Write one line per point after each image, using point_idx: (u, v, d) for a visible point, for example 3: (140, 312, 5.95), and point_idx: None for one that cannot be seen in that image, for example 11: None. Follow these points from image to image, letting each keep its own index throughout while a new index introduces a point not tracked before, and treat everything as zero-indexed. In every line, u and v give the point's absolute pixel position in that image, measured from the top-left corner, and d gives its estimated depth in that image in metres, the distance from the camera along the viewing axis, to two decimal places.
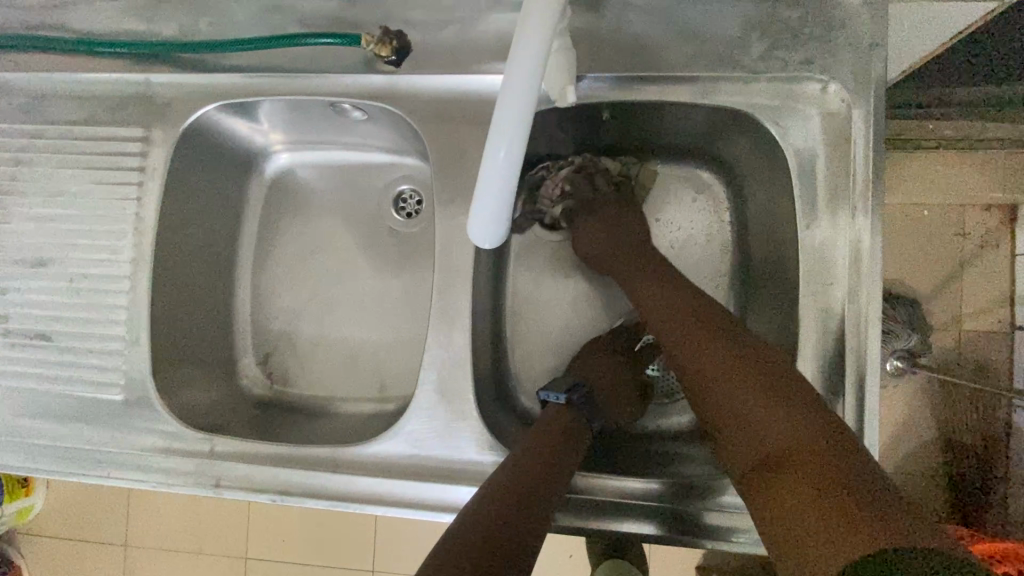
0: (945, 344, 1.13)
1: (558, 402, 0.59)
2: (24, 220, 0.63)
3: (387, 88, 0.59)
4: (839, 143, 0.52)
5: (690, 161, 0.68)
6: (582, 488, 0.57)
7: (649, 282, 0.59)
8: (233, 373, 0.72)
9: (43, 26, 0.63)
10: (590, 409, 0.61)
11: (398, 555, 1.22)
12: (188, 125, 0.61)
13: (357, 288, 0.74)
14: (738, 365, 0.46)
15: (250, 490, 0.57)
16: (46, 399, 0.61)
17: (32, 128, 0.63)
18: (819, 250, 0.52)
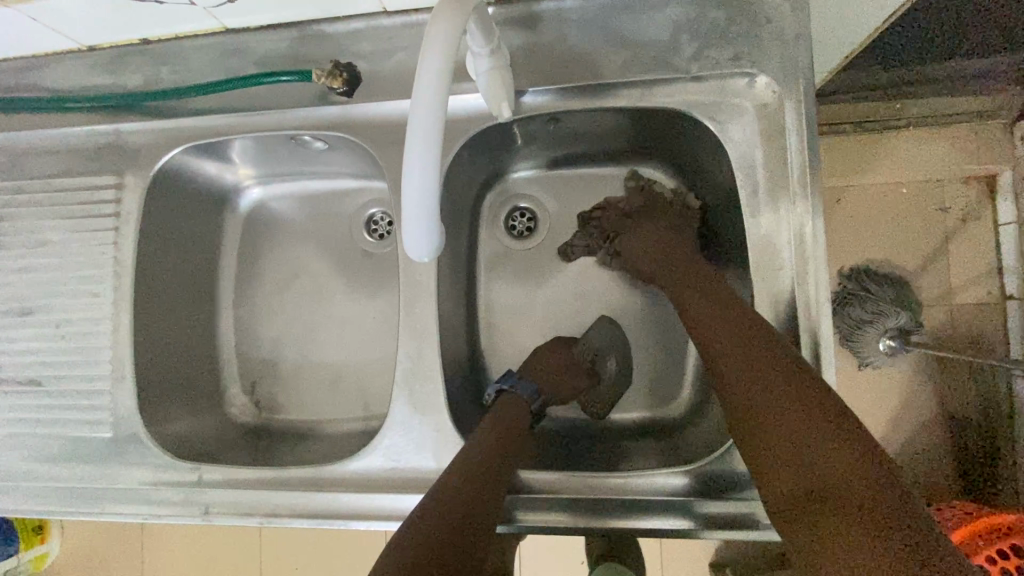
0: (937, 320, 1.13)
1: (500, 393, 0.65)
2: (10, 273, 0.66)
3: (342, 118, 0.61)
4: (775, 133, 0.54)
5: (646, 162, 0.70)
6: (574, 489, 0.56)
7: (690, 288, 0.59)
8: (222, 403, 0.74)
9: (17, 88, 0.66)
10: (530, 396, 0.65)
11: None
12: (160, 167, 0.64)
13: (338, 311, 0.77)
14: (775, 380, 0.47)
15: (239, 515, 0.59)
16: (40, 441, 0.64)
17: (12, 184, 0.67)
18: (767, 237, 0.54)
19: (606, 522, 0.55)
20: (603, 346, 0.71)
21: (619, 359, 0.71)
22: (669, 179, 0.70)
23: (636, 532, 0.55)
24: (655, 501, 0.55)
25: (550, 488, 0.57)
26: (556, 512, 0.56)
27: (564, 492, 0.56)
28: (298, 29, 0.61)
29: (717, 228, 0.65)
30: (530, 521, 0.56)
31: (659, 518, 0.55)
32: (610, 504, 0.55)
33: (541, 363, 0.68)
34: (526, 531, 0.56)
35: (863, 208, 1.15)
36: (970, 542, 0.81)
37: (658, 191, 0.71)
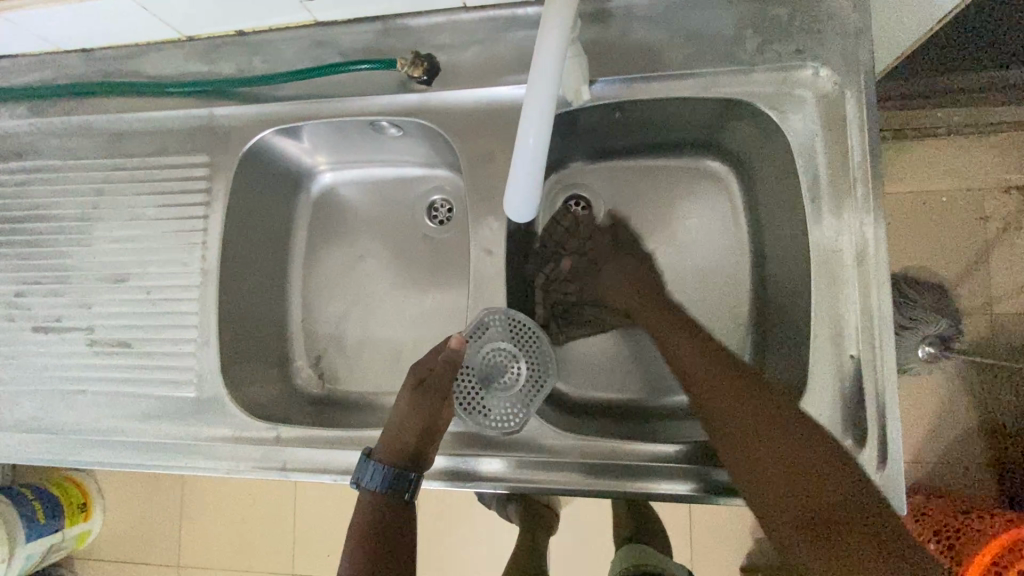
0: (979, 328, 1.13)
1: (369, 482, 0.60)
2: (106, 242, 0.72)
3: (420, 105, 0.66)
4: (835, 123, 0.57)
5: (701, 154, 0.73)
6: (614, 454, 0.60)
7: (676, 334, 0.65)
8: (289, 374, 0.79)
9: (121, 74, 0.72)
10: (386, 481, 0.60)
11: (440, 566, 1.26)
12: (248, 149, 0.70)
13: (399, 292, 0.81)
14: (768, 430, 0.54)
15: (314, 472, 0.62)
16: (128, 399, 0.68)
17: (111, 161, 0.72)
18: (826, 221, 0.57)
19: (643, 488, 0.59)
20: (498, 338, 0.64)
21: (531, 356, 0.65)
22: (722, 171, 0.73)
23: (667, 498, 0.59)
24: (693, 467, 0.59)
25: (583, 454, 0.61)
26: (600, 477, 0.60)
27: (595, 458, 0.60)
28: (382, 23, 0.66)
29: (768, 217, 0.68)
30: (569, 484, 0.60)
31: (693, 484, 0.59)
32: (644, 470, 0.59)
33: (405, 415, 0.61)
34: (558, 492, 0.61)
35: (900, 214, 1.16)
36: (1007, 551, 0.82)
37: (711, 182, 0.74)
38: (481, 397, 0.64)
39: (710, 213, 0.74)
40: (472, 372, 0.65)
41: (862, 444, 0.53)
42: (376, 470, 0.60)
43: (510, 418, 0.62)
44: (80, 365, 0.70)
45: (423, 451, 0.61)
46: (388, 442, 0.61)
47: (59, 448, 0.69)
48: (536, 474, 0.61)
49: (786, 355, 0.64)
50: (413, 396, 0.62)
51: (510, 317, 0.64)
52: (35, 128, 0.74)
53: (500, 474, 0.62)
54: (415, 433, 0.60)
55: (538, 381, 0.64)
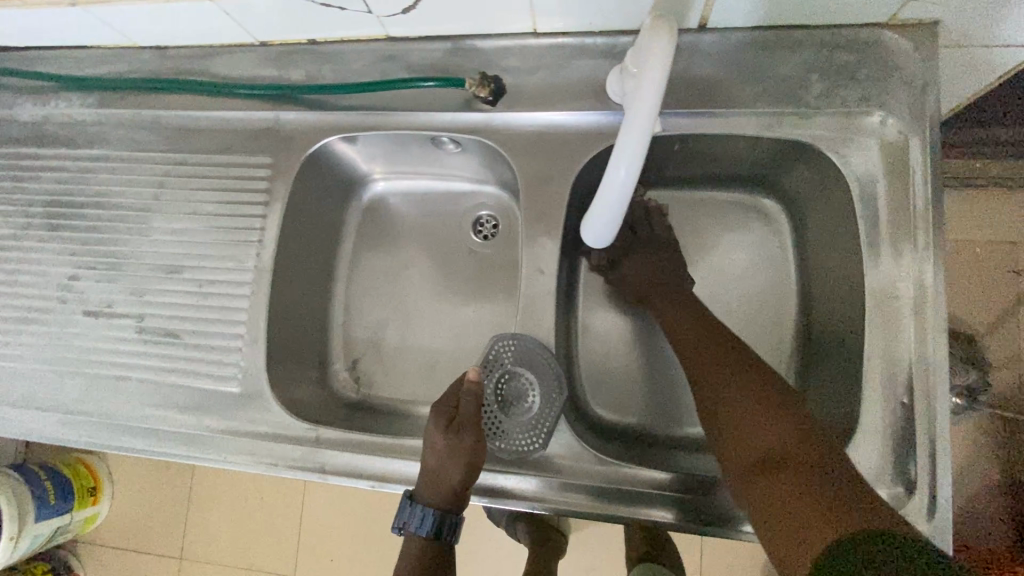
0: (1008, 382, 1.13)
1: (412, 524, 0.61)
2: (163, 233, 0.73)
3: (484, 123, 0.67)
4: (898, 171, 0.58)
5: (751, 190, 0.74)
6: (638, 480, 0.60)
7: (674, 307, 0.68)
8: (326, 375, 0.79)
9: (192, 73, 0.74)
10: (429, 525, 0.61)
11: None
12: (311, 154, 0.71)
13: (440, 303, 0.82)
14: (746, 391, 0.57)
15: (353, 477, 0.63)
16: (171, 389, 0.69)
17: (175, 156, 0.74)
18: (883, 267, 0.57)
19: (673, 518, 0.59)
20: (513, 362, 0.65)
21: (542, 381, 0.64)
22: (772, 208, 0.74)
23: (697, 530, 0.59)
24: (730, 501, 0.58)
25: (607, 480, 0.61)
26: (630, 505, 0.60)
27: (614, 482, 0.60)
28: (453, 42, 0.68)
29: (817, 257, 0.68)
30: (593, 509, 0.60)
31: (724, 517, 0.59)
32: (670, 500, 0.59)
33: (443, 456, 0.60)
34: (579, 514, 0.61)
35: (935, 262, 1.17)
36: None
37: (759, 218, 0.75)
38: (503, 423, 0.64)
39: (756, 249, 0.75)
40: (490, 401, 0.66)
41: (911, 491, 0.53)
42: (426, 516, 0.61)
43: (530, 443, 0.62)
44: (127, 352, 0.71)
45: (466, 489, 0.61)
46: (430, 487, 0.60)
47: (100, 432, 0.70)
48: (562, 495, 0.61)
49: (828, 397, 0.64)
50: (446, 435, 0.60)
51: (517, 340, 0.65)
52: (105, 118, 0.77)
53: (527, 493, 0.62)
54: (459, 473, 0.59)
55: (553, 405, 0.64)
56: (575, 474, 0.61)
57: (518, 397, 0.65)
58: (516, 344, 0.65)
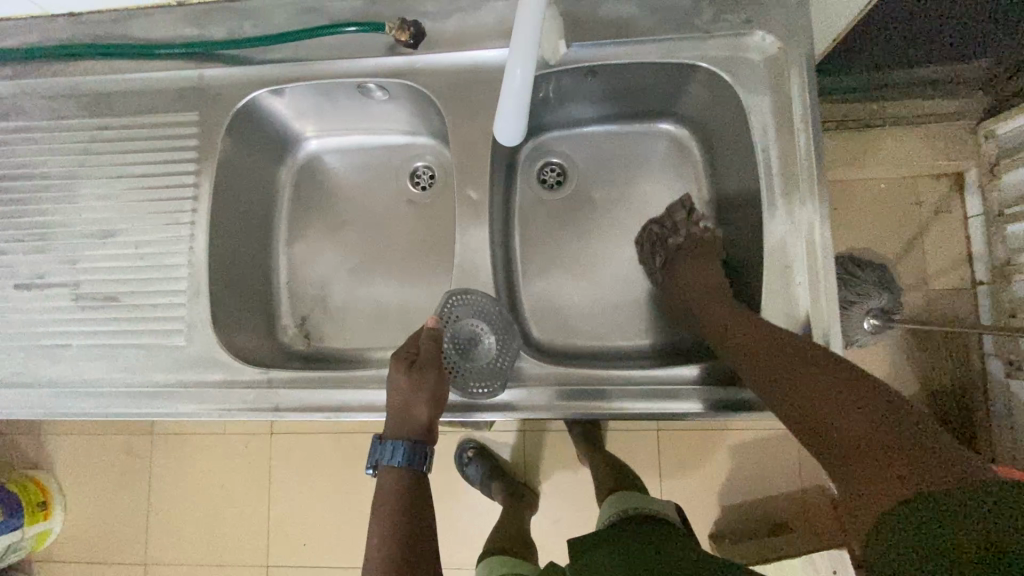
0: (915, 303, 1.29)
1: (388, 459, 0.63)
2: (93, 199, 0.72)
3: (407, 66, 0.70)
4: (780, 83, 0.65)
5: (665, 121, 0.80)
6: (587, 378, 0.66)
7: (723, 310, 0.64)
8: (275, 332, 0.81)
9: (109, 38, 0.74)
10: (407, 458, 0.63)
11: None
12: (239, 109, 0.72)
13: (385, 254, 0.85)
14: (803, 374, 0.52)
15: (309, 411, 0.65)
16: (116, 351, 0.69)
17: (98, 120, 0.74)
18: (775, 169, 0.64)
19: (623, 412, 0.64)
20: (466, 312, 0.68)
21: (497, 326, 0.68)
22: (684, 136, 0.80)
23: (643, 415, 0.64)
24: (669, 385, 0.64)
25: (561, 382, 0.66)
26: (581, 401, 0.65)
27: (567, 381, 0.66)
28: None
29: (726, 175, 0.75)
30: (554, 409, 0.65)
31: (667, 403, 0.64)
32: (623, 394, 0.64)
33: (407, 397, 0.62)
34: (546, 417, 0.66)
35: (849, 203, 1.32)
36: None
37: (675, 146, 0.81)
38: (461, 371, 0.67)
39: (673, 177, 0.81)
40: (448, 349, 0.68)
41: None
42: (396, 448, 0.63)
43: (488, 384, 0.66)
44: (66, 320, 0.71)
45: (433, 422, 0.64)
46: (397, 425, 0.63)
47: (44, 403, 0.69)
48: (524, 401, 0.66)
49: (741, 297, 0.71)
50: (410, 377, 0.62)
51: (468, 293, 0.68)
52: (19, 89, 0.75)
53: (497, 404, 0.66)
54: (424, 409, 0.63)
55: (507, 348, 0.67)
56: (530, 380, 0.67)
57: (472, 348, 0.67)
58: (470, 293, 0.68)
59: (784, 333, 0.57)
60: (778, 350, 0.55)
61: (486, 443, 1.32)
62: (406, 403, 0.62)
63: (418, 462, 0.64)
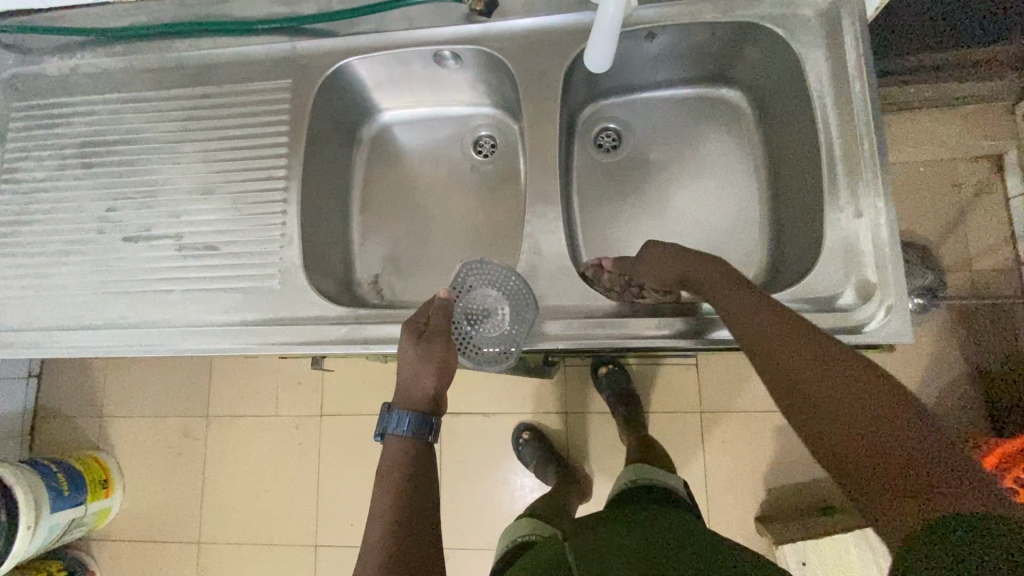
0: (960, 283, 1.29)
1: (395, 427, 0.66)
2: (194, 160, 0.80)
3: (480, 33, 0.77)
4: (834, 35, 0.69)
5: (717, 85, 0.85)
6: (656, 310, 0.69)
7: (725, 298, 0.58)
8: (352, 288, 0.87)
9: (211, 17, 0.82)
10: (413, 429, 0.66)
11: (483, 524, 1.36)
12: (328, 76, 0.79)
13: (451, 215, 0.91)
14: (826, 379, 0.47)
15: (394, 343, 0.69)
16: (215, 294, 0.75)
17: (198, 90, 0.81)
18: (830, 115, 0.68)
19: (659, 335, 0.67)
20: (477, 285, 0.71)
21: (511, 295, 0.70)
22: (735, 99, 0.85)
23: (714, 344, 0.67)
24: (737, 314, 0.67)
25: (617, 314, 0.70)
26: (630, 330, 0.67)
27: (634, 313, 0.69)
28: None
29: (777, 131, 0.79)
30: (589, 337, 0.68)
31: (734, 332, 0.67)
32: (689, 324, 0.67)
33: (415, 367, 0.66)
34: (576, 347, 0.69)
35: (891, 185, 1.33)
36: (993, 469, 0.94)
37: (726, 109, 0.85)
38: (474, 340, 0.69)
39: (726, 137, 0.85)
40: (459, 318, 0.70)
41: (876, 285, 0.63)
42: (403, 418, 0.66)
43: (502, 351, 0.68)
44: (170, 268, 0.77)
45: (439, 391, 0.68)
46: (405, 395, 0.67)
47: (148, 341, 0.75)
48: (560, 331, 0.69)
49: (797, 243, 0.74)
50: (418, 347, 0.65)
51: (480, 264, 0.72)
52: (130, 64, 0.84)
53: (568, 336, 0.69)
54: (431, 378, 0.66)
55: (521, 317, 0.69)
56: (566, 312, 0.71)
57: (482, 319, 0.70)
58: (483, 264, 0.71)
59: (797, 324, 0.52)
60: (805, 351, 0.50)
61: (540, 424, 1.38)
62: (414, 371, 0.66)
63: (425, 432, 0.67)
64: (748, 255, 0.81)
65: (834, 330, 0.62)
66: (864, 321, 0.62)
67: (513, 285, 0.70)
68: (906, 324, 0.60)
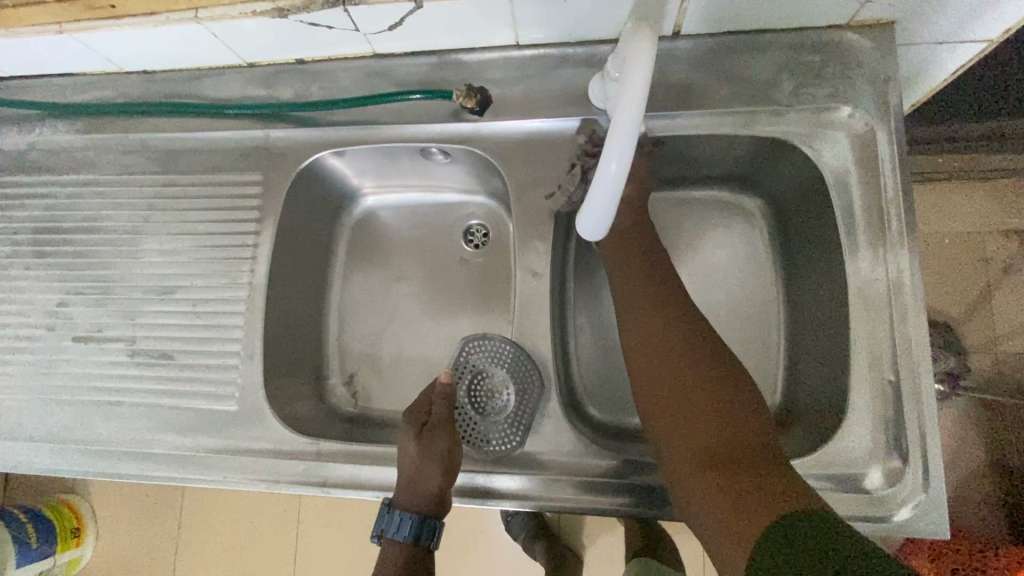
0: (983, 366, 1.15)
1: (395, 530, 0.61)
2: (154, 255, 0.73)
3: (472, 133, 0.70)
4: (868, 161, 0.61)
5: (733, 188, 0.76)
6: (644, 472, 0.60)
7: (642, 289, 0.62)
8: (323, 393, 0.79)
9: (178, 96, 0.75)
10: (414, 532, 0.61)
11: None
12: (301, 170, 0.73)
13: (435, 312, 0.82)
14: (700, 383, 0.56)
15: (358, 488, 0.63)
16: (165, 412, 0.68)
17: (164, 178, 0.75)
18: (860, 252, 0.60)
19: (663, 507, 0.59)
20: (483, 362, 0.69)
21: (516, 373, 0.66)
22: (753, 204, 0.76)
23: None
24: None
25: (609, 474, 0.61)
26: (629, 499, 0.60)
27: (624, 476, 0.60)
28: (437, 56, 0.70)
29: (799, 248, 0.71)
30: (577, 504, 0.60)
31: None
32: None
33: (416, 464, 0.60)
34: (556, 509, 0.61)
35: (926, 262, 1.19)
36: None
37: (742, 214, 0.77)
38: (480, 427, 0.66)
39: (740, 244, 0.77)
40: (464, 401, 0.68)
41: (905, 467, 0.55)
42: (403, 521, 0.61)
43: (509, 438, 0.64)
44: (121, 375, 0.70)
45: (445, 492, 0.61)
46: (406, 493, 0.60)
47: (92, 460, 0.68)
48: (540, 487, 0.61)
49: (816, 383, 0.66)
50: (419, 439, 0.61)
51: (485, 341, 0.70)
52: (91, 143, 0.77)
53: (548, 496, 0.61)
54: (435, 475, 0.60)
55: (527, 397, 0.65)
56: (561, 471, 0.62)
57: (489, 400, 0.67)
58: (485, 341, 0.69)
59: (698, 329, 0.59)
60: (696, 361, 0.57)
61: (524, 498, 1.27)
62: (413, 467, 0.60)
63: (425, 536, 0.62)
64: (761, 383, 0.72)
65: (863, 519, 0.55)
66: (890, 512, 0.55)
67: (517, 360, 0.66)
68: (946, 518, 0.54)
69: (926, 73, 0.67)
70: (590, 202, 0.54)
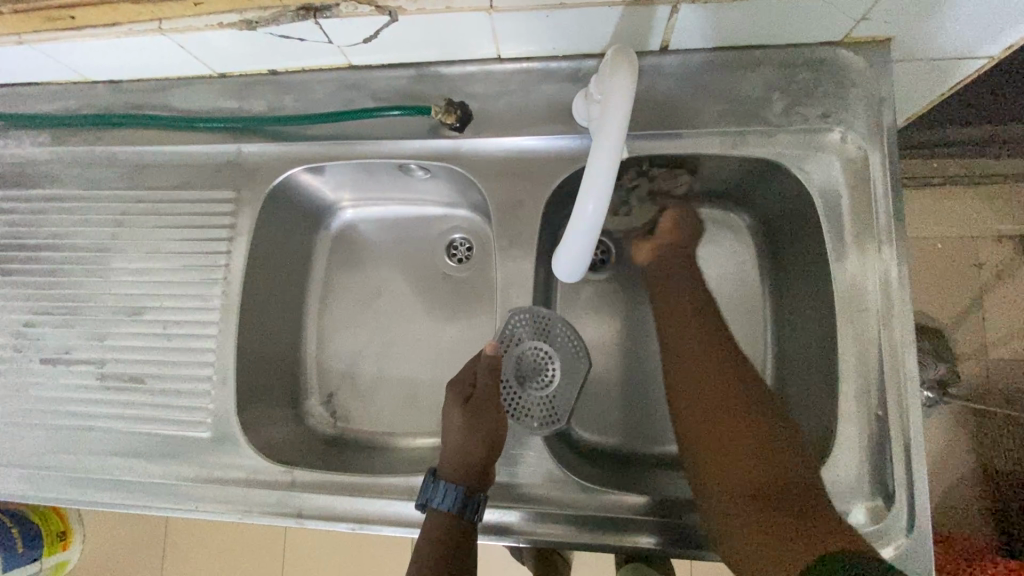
0: (974, 374, 1.14)
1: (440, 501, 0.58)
2: (124, 274, 0.71)
3: (452, 150, 0.67)
4: (859, 185, 0.59)
5: (723, 204, 0.74)
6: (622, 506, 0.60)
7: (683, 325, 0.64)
8: (301, 414, 0.77)
9: (145, 107, 0.71)
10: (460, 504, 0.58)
11: None
12: (274, 187, 0.70)
13: (417, 330, 0.80)
14: (740, 422, 0.57)
15: (332, 519, 0.61)
16: (135, 438, 0.66)
17: (133, 193, 0.72)
18: (849, 279, 0.58)
19: (640, 541, 0.59)
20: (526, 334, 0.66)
21: (563, 352, 0.68)
22: (742, 221, 0.74)
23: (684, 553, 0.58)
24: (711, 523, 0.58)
25: (588, 506, 0.60)
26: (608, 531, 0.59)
27: (600, 512, 0.60)
28: (415, 69, 0.67)
29: (788, 269, 0.69)
30: (556, 536, 0.59)
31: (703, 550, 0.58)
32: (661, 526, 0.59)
33: (464, 434, 0.61)
34: (534, 543, 0.60)
35: (920, 269, 1.17)
36: None
37: (731, 232, 0.75)
38: (523, 401, 0.66)
39: (729, 263, 0.75)
40: (509, 376, 0.67)
41: (889, 503, 0.54)
42: (448, 491, 0.58)
43: (554, 414, 0.65)
44: (90, 399, 0.68)
45: (490, 464, 0.61)
46: (453, 463, 0.60)
47: (62, 488, 0.66)
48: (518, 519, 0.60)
49: (802, 410, 0.65)
50: (466, 410, 0.62)
51: (532, 314, 0.66)
52: (56, 155, 0.73)
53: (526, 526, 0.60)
54: (482, 447, 0.60)
55: (573, 375, 0.68)
56: (543, 503, 0.60)
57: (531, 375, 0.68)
58: (532, 315, 0.66)
59: (743, 370, 0.61)
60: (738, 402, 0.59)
61: None
62: (463, 435, 0.61)
63: (470, 511, 0.59)
64: None
65: None
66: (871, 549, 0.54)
67: (566, 339, 0.68)
68: (929, 558, 0.53)
69: (923, 87, 0.65)
70: (566, 237, 0.54)
